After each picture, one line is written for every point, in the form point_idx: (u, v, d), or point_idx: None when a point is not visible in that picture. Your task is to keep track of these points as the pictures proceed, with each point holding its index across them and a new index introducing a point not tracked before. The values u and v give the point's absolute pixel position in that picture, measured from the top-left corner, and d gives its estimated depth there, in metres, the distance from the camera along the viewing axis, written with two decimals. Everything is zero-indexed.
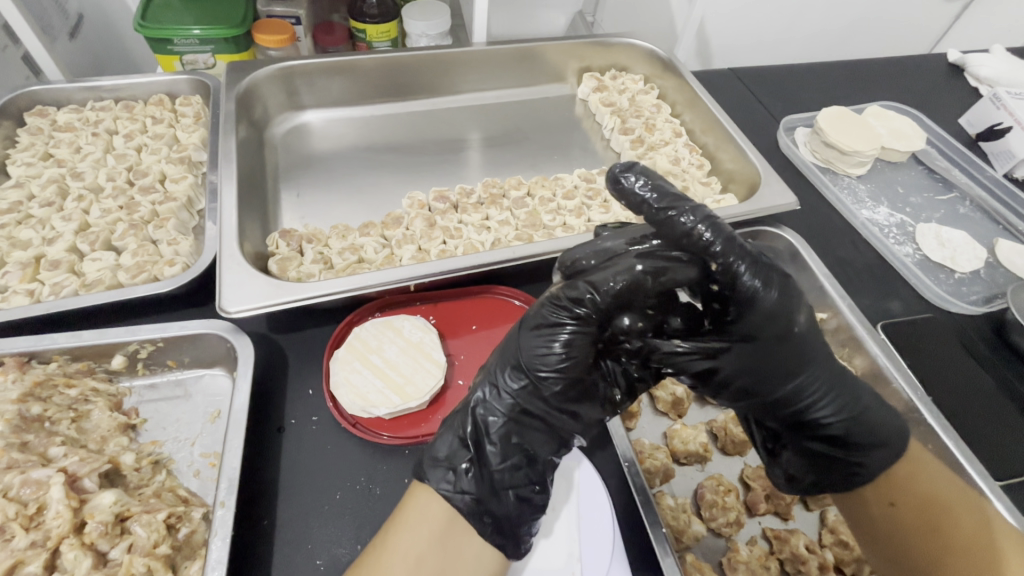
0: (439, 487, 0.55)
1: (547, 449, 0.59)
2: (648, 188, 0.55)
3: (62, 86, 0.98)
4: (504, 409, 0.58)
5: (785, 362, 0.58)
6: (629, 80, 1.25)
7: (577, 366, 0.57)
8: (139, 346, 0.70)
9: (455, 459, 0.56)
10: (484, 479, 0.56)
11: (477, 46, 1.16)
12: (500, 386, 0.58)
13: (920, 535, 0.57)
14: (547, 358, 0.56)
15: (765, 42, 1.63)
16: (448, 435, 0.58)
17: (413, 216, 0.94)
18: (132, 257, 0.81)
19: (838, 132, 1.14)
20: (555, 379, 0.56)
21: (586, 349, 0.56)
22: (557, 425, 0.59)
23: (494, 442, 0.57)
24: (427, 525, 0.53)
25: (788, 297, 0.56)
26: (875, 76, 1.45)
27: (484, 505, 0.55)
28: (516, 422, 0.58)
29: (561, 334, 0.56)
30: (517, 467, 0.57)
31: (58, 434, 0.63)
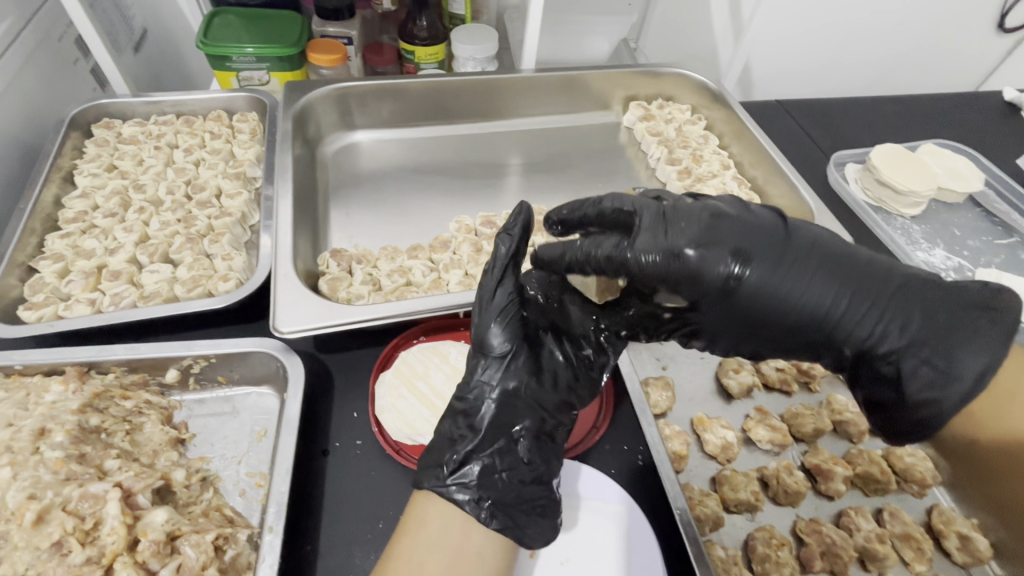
0: (433, 486, 0.58)
1: (526, 424, 0.63)
2: (513, 224, 0.66)
3: (128, 99, 1.02)
4: (478, 397, 0.64)
5: (775, 287, 0.54)
6: (677, 110, 1.24)
7: (522, 340, 0.65)
8: (193, 361, 0.71)
9: (445, 459, 0.60)
10: (478, 463, 0.59)
11: (526, 72, 1.17)
12: (470, 378, 0.65)
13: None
14: (492, 342, 0.64)
15: (808, 73, 1.60)
16: (439, 439, 0.63)
17: (461, 241, 0.94)
18: (188, 270, 0.82)
19: (891, 171, 1.12)
20: (507, 355, 0.64)
21: (518, 322, 0.65)
22: (526, 399, 0.64)
23: (482, 422, 0.62)
24: (428, 530, 0.55)
25: (728, 219, 0.55)
26: (927, 112, 1.42)
27: (480, 496, 0.58)
28: (492, 404, 0.63)
29: (493, 320, 0.64)
30: (505, 445, 0.61)
31: (114, 446, 0.64)
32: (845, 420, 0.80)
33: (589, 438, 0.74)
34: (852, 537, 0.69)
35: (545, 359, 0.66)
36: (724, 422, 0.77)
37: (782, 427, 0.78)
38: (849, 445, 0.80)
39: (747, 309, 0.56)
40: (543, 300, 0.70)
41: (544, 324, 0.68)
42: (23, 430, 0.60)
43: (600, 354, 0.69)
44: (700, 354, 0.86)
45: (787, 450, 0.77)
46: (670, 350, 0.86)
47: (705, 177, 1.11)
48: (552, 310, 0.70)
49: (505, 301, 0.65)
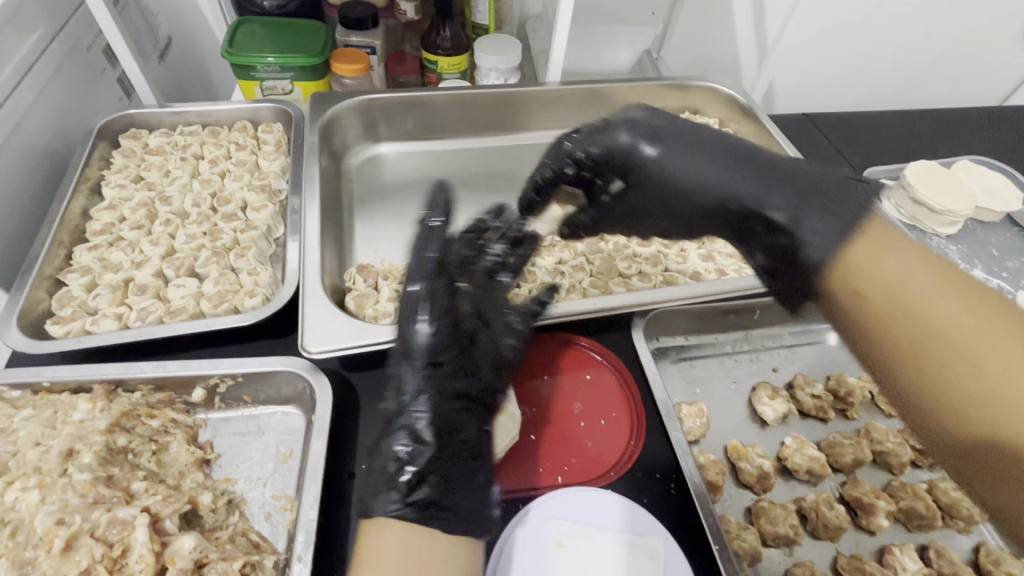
0: (388, 510, 0.55)
1: (465, 422, 0.62)
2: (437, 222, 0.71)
3: (155, 110, 1.02)
4: (409, 405, 0.60)
5: (687, 168, 0.66)
6: (704, 123, 1.22)
7: (452, 338, 0.65)
8: (219, 380, 0.70)
9: (395, 481, 0.56)
10: (427, 476, 0.57)
11: (550, 84, 1.15)
12: (402, 390, 0.62)
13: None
14: (416, 347, 0.64)
15: (835, 82, 1.52)
16: (379, 461, 0.59)
17: None
18: (214, 285, 0.81)
19: (927, 188, 1.09)
20: (433, 361, 0.63)
21: (446, 323, 0.65)
22: (457, 400, 0.62)
23: (427, 433, 0.58)
24: (388, 557, 0.51)
25: (663, 118, 0.70)
26: (959, 126, 1.39)
27: (436, 507, 0.55)
28: (430, 411, 0.60)
29: (421, 322, 0.64)
30: (451, 452, 0.59)
31: (141, 467, 0.63)
32: (886, 450, 0.77)
33: (621, 466, 0.73)
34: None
35: (476, 355, 0.66)
36: (759, 451, 0.75)
37: (821, 457, 0.75)
38: (889, 476, 0.77)
39: (676, 199, 0.68)
40: (465, 258, 0.72)
41: (468, 320, 0.68)
42: (52, 451, 0.59)
43: (523, 338, 0.72)
44: (732, 379, 0.85)
45: (824, 482, 0.75)
46: (701, 373, 0.85)
47: None
48: (480, 297, 0.71)
49: (448, 303, 0.66)
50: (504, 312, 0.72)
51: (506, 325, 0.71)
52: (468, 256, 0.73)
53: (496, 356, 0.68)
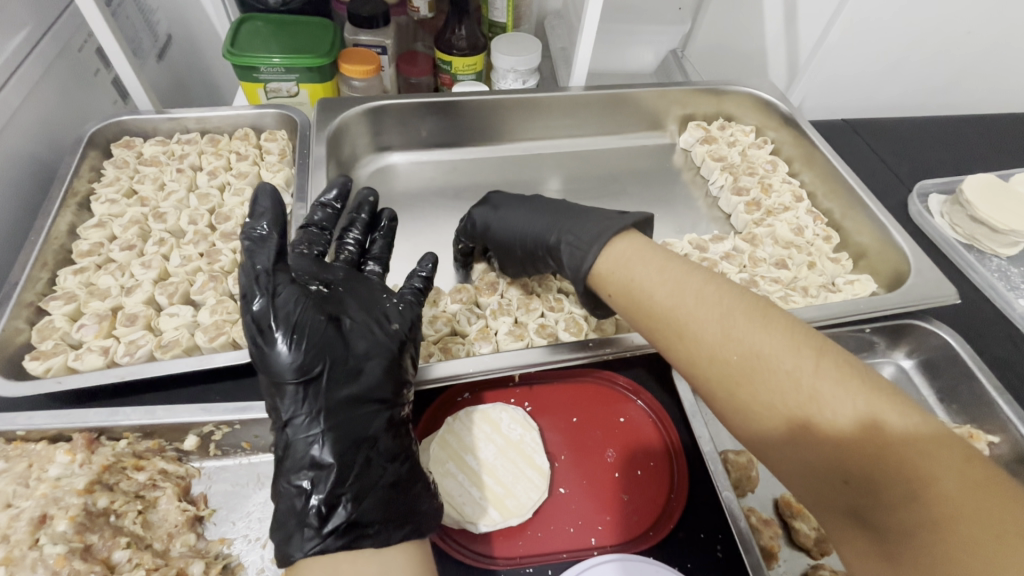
0: (305, 549, 0.49)
1: (376, 424, 0.55)
2: (263, 224, 0.55)
3: (150, 116, 0.94)
4: (307, 423, 0.54)
5: (517, 223, 0.77)
6: (740, 131, 1.13)
7: (317, 348, 0.55)
8: (214, 427, 0.62)
9: (307, 517, 0.50)
10: (344, 497, 0.51)
11: (574, 89, 1.06)
12: (281, 418, 0.54)
13: (898, 446, 0.45)
14: (292, 364, 0.54)
15: (879, 86, 1.40)
16: (283, 495, 0.52)
17: (509, 281, 0.83)
18: (210, 314, 0.73)
19: (988, 206, 0.99)
20: (309, 375, 0.54)
21: (314, 329, 0.55)
22: (348, 409, 0.55)
23: (329, 453, 0.52)
24: None
25: (519, 199, 0.81)
26: (1013, 134, 1.29)
27: (361, 528, 0.51)
28: (327, 428, 0.53)
29: (276, 338, 0.54)
30: (365, 461, 0.54)
31: (125, 531, 0.56)
32: None
33: (662, 526, 0.64)
34: None
35: (346, 357, 0.56)
36: None
37: None
38: None
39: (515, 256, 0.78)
40: (314, 237, 0.70)
41: (332, 311, 0.58)
42: (22, 517, 0.52)
43: (410, 305, 0.67)
44: None
45: None
46: None
47: (776, 210, 1.00)
48: (347, 287, 0.63)
49: (288, 296, 0.55)
50: (380, 297, 0.65)
51: (384, 310, 0.63)
52: (317, 235, 0.70)
53: (367, 349, 0.58)
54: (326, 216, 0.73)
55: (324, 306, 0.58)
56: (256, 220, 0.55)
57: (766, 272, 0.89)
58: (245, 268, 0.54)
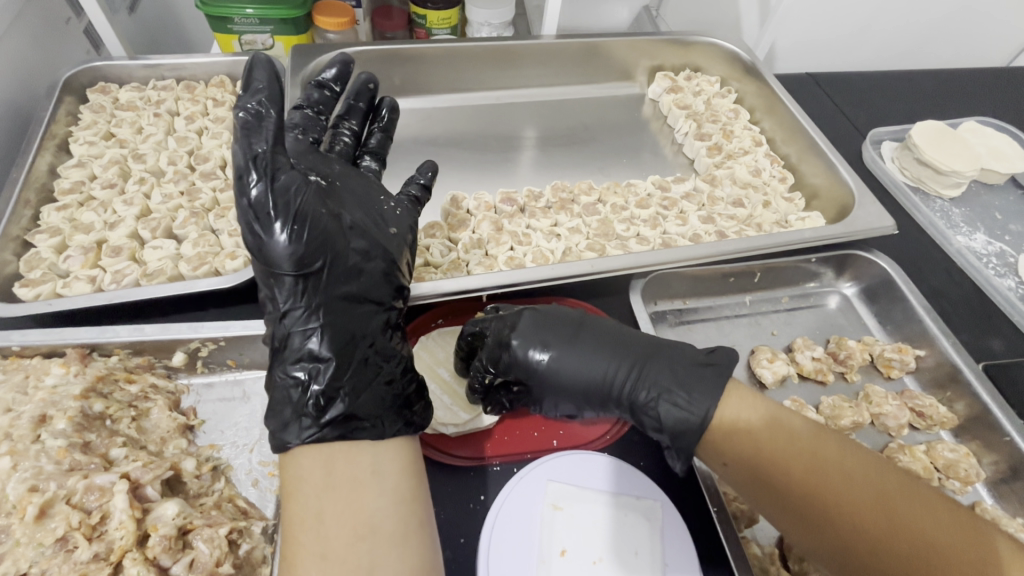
0: (299, 439, 0.54)
1: (373, 322, 0.61)
2: (260, 104, 0.55)
3: (125, 63, 0.95)
4: (306, 315, 0.59)
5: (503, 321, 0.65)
6: (705, 81, 1.17)
7: (317, 241, 0.58)
8: (200, 344, 0.67)
9: (305, 406, 0.55)
10: (341, 387, 0.57)
11: (546, 39, 1.09)
12: (280, 309, 0.59)
13: (904, 501, 0.49)
14: (294, 254, 0.57)
15: (845, 47, 1.44)
16: (281, 384, 0.57)
17: (480, 219, 0.88)
18: (193, 247, 0.77)
19: (933, 149, 1.05)
20: (309, 269, 0.58)
21: (317, 220, 0.58)
22: (345, 305, 0.60)
23: (328, 347, 0.58)
24: (311, 481, 0.52)
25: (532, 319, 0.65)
26: (966, 87, 1.35)
27: (356, 421, 0.55)
28: (325, 322, 0.58)
29: (278, 228, 0.57)
30: (360, 359, 0.59)
31: (120, 433, 0.60)
32: (885, 412, 0.76)
33: (619, 429, 0.70)
34: None
35: (343, 255, 0.60)
36: None
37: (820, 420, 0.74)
38: (886, 438, 0.76)
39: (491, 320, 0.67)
40: (310, 123, 0.72)
41: (331, 207, 0.62)
42: (23, 417, 0.57)
43: (408, 209, 0.72)
44: (731, 342, 0.84)
45: None
46: (698, 337, 0.84)
47: (736, 153, 1.05)
48: (346, 182, 0.67)
49: (288, 181, 0.57)
50: (378, 200, 0.69)
51: (380, 212, 0.68)
52: (313, 121, 0.72)
53: (364, 248, 0.62)
54: (324, 98, 0.75)
55: (324, 200, 0.61)
56: (249, 103, 0.55)
57: (723, 210, 0.95)
58: (241, 146, 0.54)
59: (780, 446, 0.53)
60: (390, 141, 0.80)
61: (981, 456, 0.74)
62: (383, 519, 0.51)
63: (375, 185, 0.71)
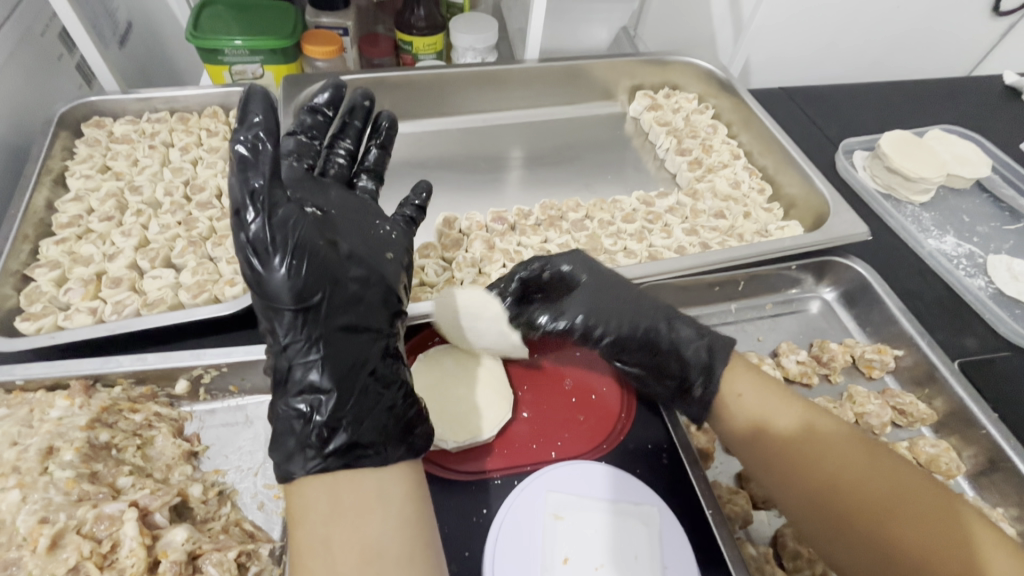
0: (303, 471, 0.55)
1: (373, 350, 0.63)
2: (255, 136, 0.56)
3: (119, 97, 0.97)
4: (307, 346, 0.60)
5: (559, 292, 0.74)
6: (683, 98, 1.22)
7: (315, 274, 0.60)
8: (203, 371, 0.68)
9: (308, 438, 0.56)
10: (342, 417, 0.58)
11: (530, 63, 1.14)
12: (281, 342, 0.61)
13: (914, 518, 0.52)
14: (294, 286, 0.59)
15: (816, 61, 1.51)
16: (286, 415, 0.59)
17: (472, 238, 0.90)
18: (192, 275, 0.79)
19: (902, 158, 1.11)
20: (309, 300, 0.60)
21: (317, 250, 0.60)
22: (344, 335, 0.62)
23: (329, 378, 0.59)
24: (317, 510, 0.53)
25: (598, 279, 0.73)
26: (930, 97, 1.42)
27: (358, 449, 0.57)
28: (324, 354, 0.60)
29: (276, 263, 0.58)
30: (361, 388, 0.61)
31: (125, 462, 0.61)
32: (868, 411, 0.79)
33: (614, 439, 0.72)
34: None
35: (342, 286, 0.62)
36: None
37: None
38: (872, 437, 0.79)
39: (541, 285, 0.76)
40: (305, 149, 0.75)
41: (329, 237, 0.63)
42: (30, 450, 0.57)
43: (403, 230, 0.75)
44: None
45: None
46: None
47: (716, 167, 1.09)
48: (342, 208, 0.70)
49: (286, 215, 0.58)
50: (373, 225, 0.71)
51: (376, 237, 0.70)
52: (306, 147, 0.75)
53: (363, 275, 0.64)
54: (317, 122, 0.77)
55: (322, 231, 0.63)
56: (241, 137, 0.56)
57: (704, 222, 0.99)
58: (240, 181, 0.56)
59: (795, 442, 0.60)
60: (387, 158, 0.82)
61: (960, 449, 0.78)
62: (389, 544, 0.51)
63: (370, 209, 0.73)
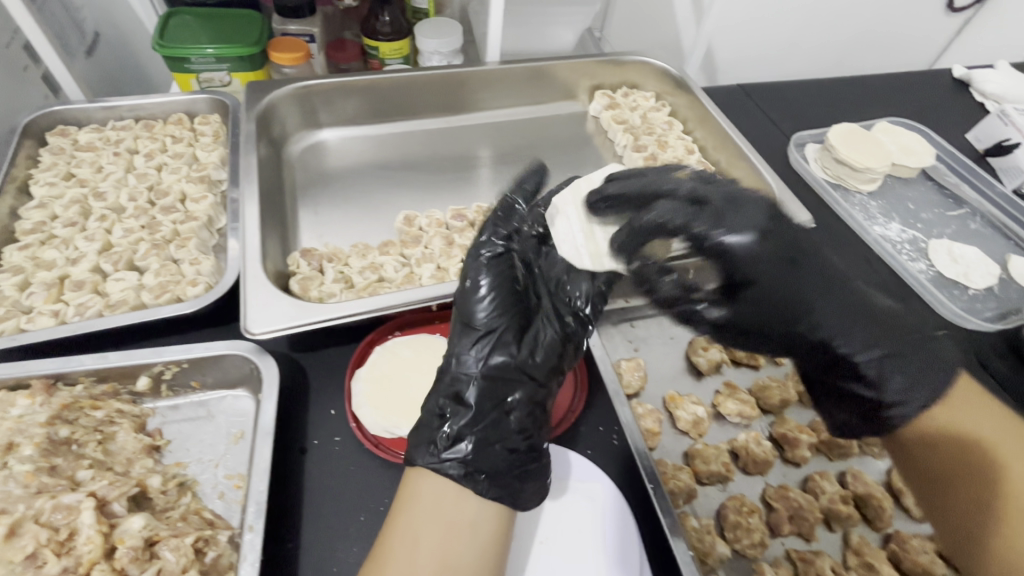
0: (426, 462, 0.58)
1: (518, 392, 0.63)
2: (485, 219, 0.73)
3: (84, 106, 0.99)
4: (472, 371, 0.63)
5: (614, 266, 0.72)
6: (641, 97, 1.26)
7: (504, 309, 0.66)
8: (164, 367, 0.70)
9: (436, 436, 0.60)
10: (468, 439, 0.59)
11: (491, 65, 1.17)
12: (453, 350, 0.65)
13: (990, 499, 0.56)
14: (479, 313, 0.65)
15: (774, 58, 1.55)
16: (427, 422, 0.62)
17: (431, 235, 0.93)
18: (155, 277, 0.81)
19: (848, 149, 1.16)
20: (490, 329, 0.65)
21: (501, 277, 0.67)
22: (509, 370, 0.63)
23: (469, 397, 0.62)
24: (421, 507, 0.56)
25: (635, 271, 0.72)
26: (882, 91, 1.48)
27: (477, 472, 0.58)
28: (484, 378, 0.62)
29: (479, 294, 0.66)
30: (494, 419, 0.61)
31: (86, 456, 0.63)
32: None
33: (566, 423, 0.75)
34: (818, 501, 0.73)
35: (530, 326, 0.66)
36: (694, 399, 0.80)
37: (751, 400, 0.81)
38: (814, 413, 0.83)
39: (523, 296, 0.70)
40: (503, 222, 0.72)
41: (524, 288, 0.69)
42: None
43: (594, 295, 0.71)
44: (671, 335, 0.90)
45: (755, 421, 0.81)
46: (640, 332, 0.90)
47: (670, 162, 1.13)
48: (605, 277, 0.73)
49: (498, 265, 0.68)
50: (566, 290, 0.71)
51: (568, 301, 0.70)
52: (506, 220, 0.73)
53: (556, 326, 0.67)
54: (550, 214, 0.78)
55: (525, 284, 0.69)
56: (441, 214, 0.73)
57: None
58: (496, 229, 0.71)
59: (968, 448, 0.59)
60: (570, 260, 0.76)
61: None
62: (465, 566, 0.53)
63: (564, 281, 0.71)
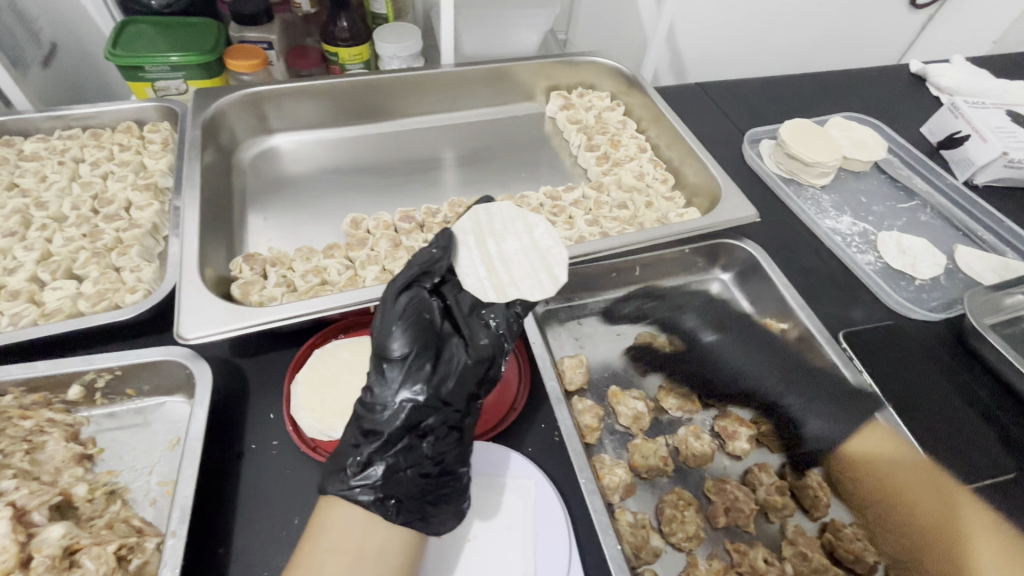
0: (338, 490, 0.57)
1: (432, 424, 0.60)
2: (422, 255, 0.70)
3: (29, 116, 0.99)
4: (385, 402, 0.59)
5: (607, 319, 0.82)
6: (596, 97, 1.27)
7: (421, 338, 0.61)
8: (96, 375, 0.70)
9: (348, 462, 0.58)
10: (382, 464, 0.57)
11: (446, 68, 1.17)
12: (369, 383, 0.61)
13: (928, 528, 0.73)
14: (392, 347, 0.61)
15: (736, 56, 1.57)
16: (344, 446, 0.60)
17: (378, 237, 0.94)
18: (93, 285, 0.81)
19: (799, 145, 1.16)
20: (405, 357, 0.60)
21: (419, 313, 0.63)
22: (424, 400, 0.59)
23: (385, 425, 0.58)
24: (328, 536, 0.56)
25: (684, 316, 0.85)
26: (840, 88, 1.49)
27: (389, 499, 0.57)
28: (396, 409, 0.59)
29: (394, 327, 0.61)
30: (409, 447, 0.59)
31: (11, 466, 0.63)
32: (752, 382, 0.84)
33: (509, 421, 0.74)
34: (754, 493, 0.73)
35: (447, 353, 0.62)
36: (636, 394, 0.81)
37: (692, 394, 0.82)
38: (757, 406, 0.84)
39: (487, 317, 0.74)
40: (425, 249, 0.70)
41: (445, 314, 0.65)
42: None
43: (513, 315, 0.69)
44: (618, 332, 0.91)
45: (697, 414, 0.82)
46: (587, 329, 0.90)
47: (623, 161, 1.14)
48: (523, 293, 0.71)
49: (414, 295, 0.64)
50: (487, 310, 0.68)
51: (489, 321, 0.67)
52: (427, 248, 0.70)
53: (477, 351, 0.64)
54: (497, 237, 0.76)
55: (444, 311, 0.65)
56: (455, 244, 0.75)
57: (606, 214, 1.04)
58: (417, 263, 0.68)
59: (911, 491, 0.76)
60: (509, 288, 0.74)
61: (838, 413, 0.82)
62: None
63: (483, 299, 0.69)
